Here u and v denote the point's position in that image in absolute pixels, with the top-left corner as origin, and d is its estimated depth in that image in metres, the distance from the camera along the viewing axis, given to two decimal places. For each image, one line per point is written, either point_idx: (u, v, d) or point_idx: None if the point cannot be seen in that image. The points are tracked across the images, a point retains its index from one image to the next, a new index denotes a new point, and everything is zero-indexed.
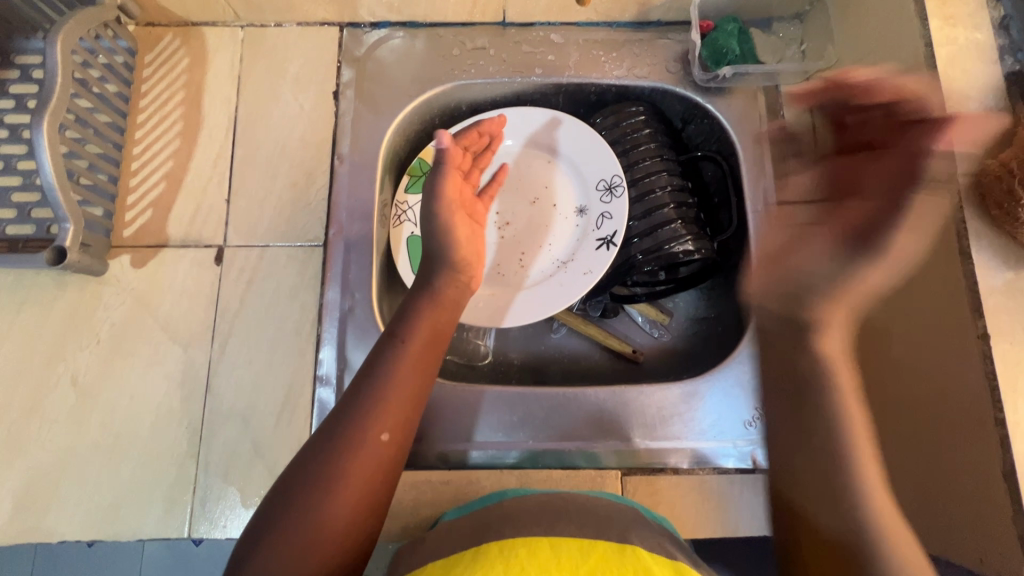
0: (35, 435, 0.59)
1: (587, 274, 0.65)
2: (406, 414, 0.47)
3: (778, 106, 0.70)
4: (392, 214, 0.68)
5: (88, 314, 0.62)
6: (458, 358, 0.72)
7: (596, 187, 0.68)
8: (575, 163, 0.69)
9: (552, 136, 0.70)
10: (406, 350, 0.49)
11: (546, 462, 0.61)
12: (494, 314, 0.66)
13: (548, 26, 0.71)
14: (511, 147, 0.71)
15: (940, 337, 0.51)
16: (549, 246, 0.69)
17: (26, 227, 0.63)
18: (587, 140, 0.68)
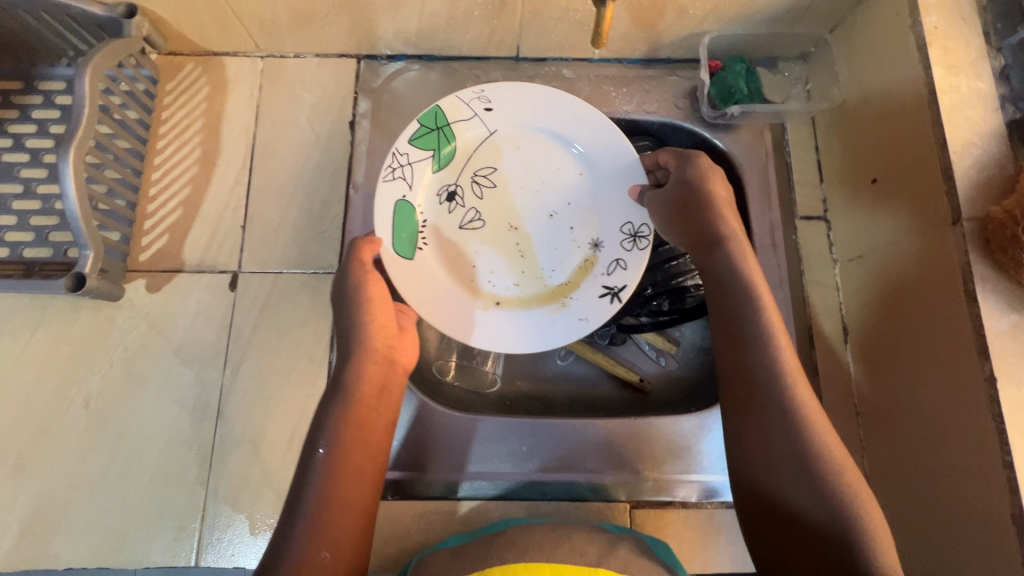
0: (45, 459, 0.59)
1: (584, 322, 0.58)
2: (356, 517, 0.46)
3: (784, 143, 0.71)
4: (384, 164, 0.59)
5: (102, 338, 0.62)
6: (466, 385, 0.73)
7: (618, 229, 0.61)
8: (606, 194, 0.62)
9: (586, 139, 0.61)
10: (344, 453, 0.48)
11: (554, 493, 0.62)
12: (462, 329, 0.58)
13: (560, 61, 0.73)
14: (546, 139, 0.62)
15: (959, 397, 0.50)
16: (550, 270, 0.61)
17: (43, 251, 0.64)
18: (629, 164, 0.61)
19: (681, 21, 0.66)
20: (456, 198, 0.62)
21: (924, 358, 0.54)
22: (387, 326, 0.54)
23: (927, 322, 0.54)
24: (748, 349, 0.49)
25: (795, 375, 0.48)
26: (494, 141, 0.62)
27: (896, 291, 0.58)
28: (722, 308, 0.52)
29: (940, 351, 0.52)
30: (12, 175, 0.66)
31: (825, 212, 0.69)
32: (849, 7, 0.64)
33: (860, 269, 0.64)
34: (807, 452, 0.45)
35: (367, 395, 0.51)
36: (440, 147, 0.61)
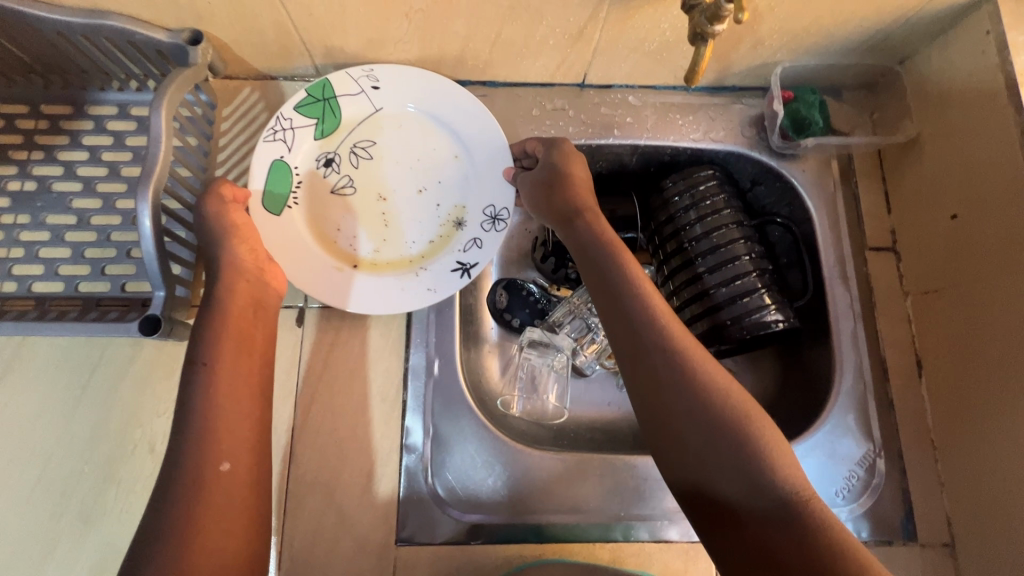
0: (110, 506, 0.56)
1: (431, 291, 0.61)
2: (250, 445, 0.48)
3: (851, 172, 0.71)
4: (265, 127, 0.62)
5: (165, 376, 0.60)
6: (530, 418, 0.72)
7: (481, 211, 0.65)
8: (490, 174, 0.65)
9: (477, 122, 0.65)
10: (217, 373, 0.49)
11: (638, 535, 0.59)
12: (346, 296, 0.60)
13: (625, 88, 0.72)
14: (422, 120, 0.66)
15: None
16: (410, 241, 0.64)
17: (100, 285, 0.62)
18: (498, 150, 0.65)
19: (756, 51, 0.65)
20: (332, 165, 0.65)
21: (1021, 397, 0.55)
22: (242, 288, 0.54)
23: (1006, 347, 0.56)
24: (624, 302, 0.51)
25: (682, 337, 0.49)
26: (372, 115, 0.65)
27: (980, 328, 0.58)
28: (593, 275, 0.54)
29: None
30: (65, 205, 0.64)
31: (894, 244, 0.69)
32: (924, 41, 0.64)
33: (937, 303, 0.64)
34: (700, 403, 0.46)
35: (240, 310, 0.53)
36: (324, 118, 0.64)
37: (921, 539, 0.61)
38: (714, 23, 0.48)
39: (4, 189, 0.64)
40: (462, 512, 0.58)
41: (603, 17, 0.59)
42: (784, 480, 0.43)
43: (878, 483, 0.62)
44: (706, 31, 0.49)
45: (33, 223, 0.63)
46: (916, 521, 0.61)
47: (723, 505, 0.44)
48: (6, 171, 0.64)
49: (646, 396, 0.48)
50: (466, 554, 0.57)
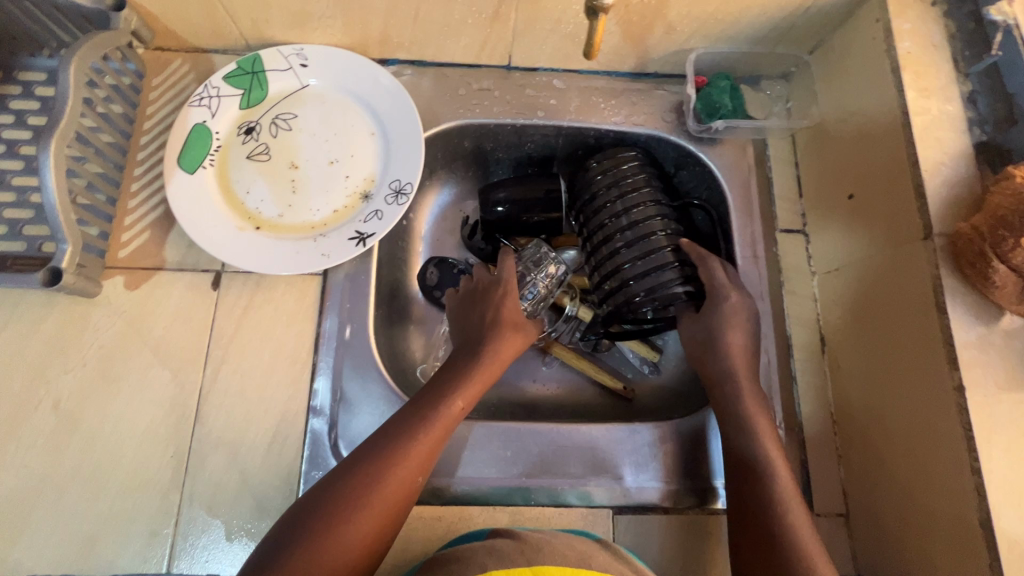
0: (10, 461, 0.57)
1: (324, 257, 0.62)
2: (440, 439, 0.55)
3: (765, 158, 0.74)
4: (195, 94, 0.66)
5: (75, 335, 0.60)
6: None
7: (387, 185, 0.66)
8: (399, 151, 0.67)
9: (392, 103, 0.68)
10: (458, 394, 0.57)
11: (538, 499, 0.60)
12: (243, 252, 0.62)
13: (551, 71, 0.74)
14: (345, 97, 0.69)
15: (927, 405, 0.53)
16: (315, 210, 0.65)
17: (15, 244, 0.62)
18: (411, 130, 0.67)
19: (669, 37, 0.68)
20: (253, 133, 0.67)
21: (901, 368, 0.56)
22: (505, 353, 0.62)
23: (889, 322, 0.58)
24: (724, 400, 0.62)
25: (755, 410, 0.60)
26: (296, 91, 0.69)
27: (871, 304, 0.61)
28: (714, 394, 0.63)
29: (913, 359, 0.55)
30: None
31: (804, 226, 0.71)
32: (828, 31, 0.67)
33: (838, 281, 0.66)
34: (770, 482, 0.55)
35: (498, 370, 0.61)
36: (250, 88, 0.67)
37: (815, 508, 0.62)
38: None
39: None
40: None
41: None
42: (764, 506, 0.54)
43: None
44: (596, 3, 0.52)
45: None
46: (811, 491, 0.63)
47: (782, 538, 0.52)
48: None
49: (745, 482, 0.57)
50: None
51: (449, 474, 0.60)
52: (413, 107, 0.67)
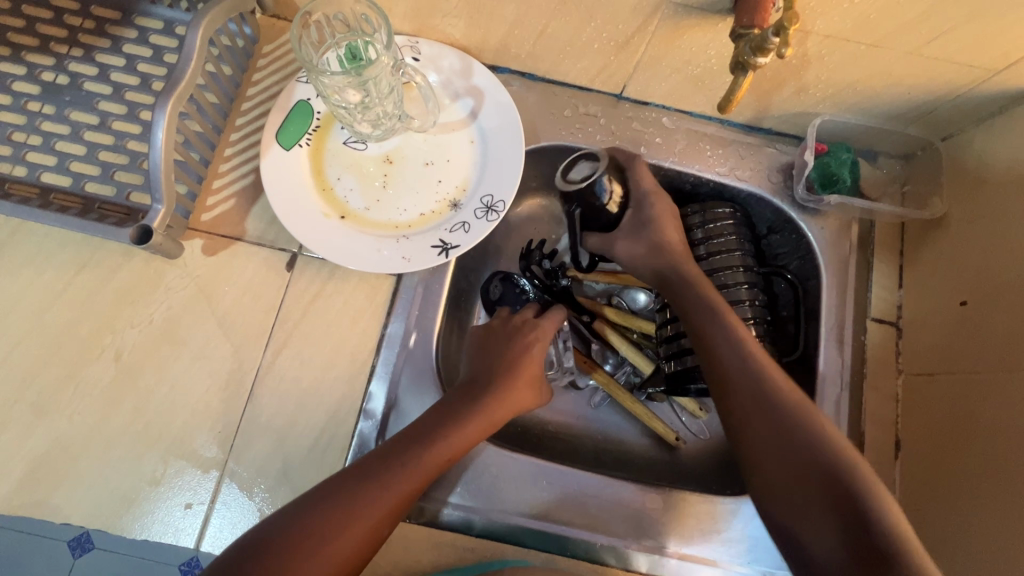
0: (66, 404, 0.57)
1: (405, 261, 0.60)
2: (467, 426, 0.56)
3: (869, 239, 0.69)
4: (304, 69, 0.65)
5: (147, 291, 0.60)
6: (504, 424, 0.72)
7: (477, 200, 0.64)
8: (495, 165, 0.65)
9: (496, 116, 0.66)
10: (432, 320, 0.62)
11: (574, 551, 0.58)
12: (325, 240, 0.61)
13: (662, 108, 0.71)
14: (450, 99, 0.67)
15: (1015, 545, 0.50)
16: (401, 209, 0.64)
17: (106, 189, 0.62)
18: (513, 147, 0.65)
19: (798, 98, 0.64)
20: None
21: (989, 499, 0.54)
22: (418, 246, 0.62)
23: (984, 445, 0.55)
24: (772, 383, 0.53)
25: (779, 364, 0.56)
26: (415, 86, 0.65)
27: (967, 423, 0.57)
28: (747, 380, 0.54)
29: (1008, 494, 0.52)
30: (90, 105, 0.64)
31: (898, 319, 0.67)
32: (971, 122, 0.63)
33: (929, 388, 0.62)
34: (813, 438, 0.50)
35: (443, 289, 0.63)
36: None
37: None
38: (758, 54, 0.47)
39: (37, 78, 0.65)
40: None
41: (651, 30, 0.58)
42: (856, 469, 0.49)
43: None
44: (748, 61, 0.48)
45: (56, 115, 0.64)
46: None
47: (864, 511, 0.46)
48: (42, 61, 0.65)
49: (771, 459, 0.51)
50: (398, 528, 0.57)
51: (489, 505, 0.58)
52: (520, 124, 0.65)
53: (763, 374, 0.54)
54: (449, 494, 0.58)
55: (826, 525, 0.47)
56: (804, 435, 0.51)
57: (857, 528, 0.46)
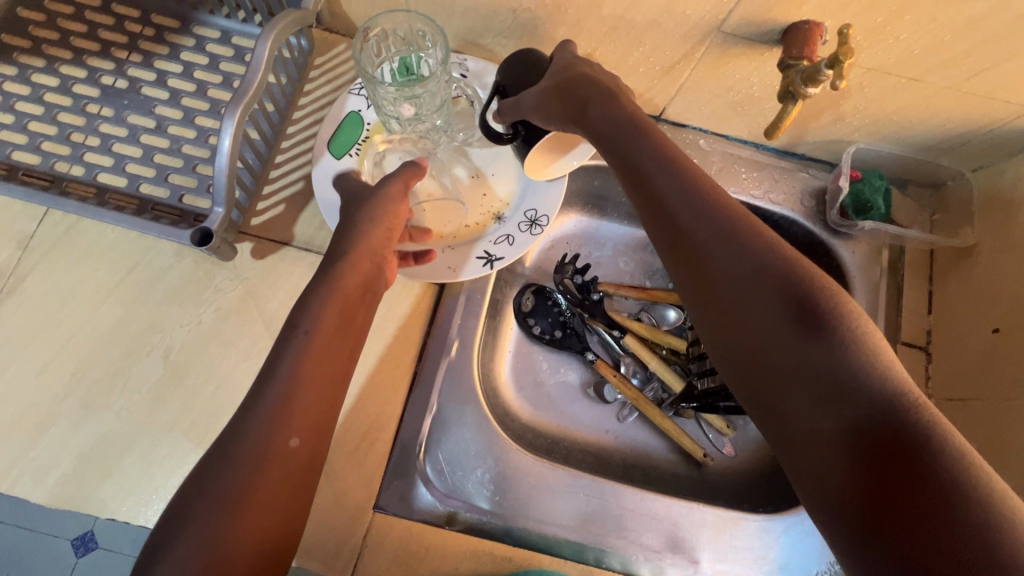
0: (114, 400, 0.58)
1: (449, 271, 0.62)
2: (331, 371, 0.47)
3: (898, 265, 0.71)
4: (357, 82, 0.67)
5: (197, 292, 0.62)
6: (534, 436, 0.74)
7: (520, 214, 0.65)
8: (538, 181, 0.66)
9: None
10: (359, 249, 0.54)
11: (609, 563, 0.59)
12: None
13: (698, 130, 0.73)
14: None
15: None
16: (447, 220, 0.66)
17: (160, 191, 0.64)
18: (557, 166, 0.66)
19: (835, 126, 0.66)
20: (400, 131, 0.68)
21: None
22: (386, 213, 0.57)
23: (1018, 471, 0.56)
24: (719, 261, 0.40)
25: (744, 230, 0.40)
26: (463, 100, 0.68)
27: (1000, 448, 0.58)
28: (741, 297, 0.38)
29: None
30: (148, 109, 0.66)
31: (927, 344, 0.69)
32: (1002, 154, 0.65)
33: (960, 413, 0.63)
34: (836, 363, 0.34)
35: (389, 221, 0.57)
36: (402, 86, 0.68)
37: None
38: (809, 84, 0.50)
39: (97, 82, 0.67)
40: (443, 494, 0.59)
41: (697, 57, 0.60)
42: (857, 385, 0.33)
43: None
44: (798, 90, 0.51)
45: (115, 118, 0.66)
46: None
47: (901, 471, 0.30)
48: (102, 65, 0.67)
49: (765, 391, 0.37)
50: (438, 535, 0.57)
51: (526, 515, 0.59)
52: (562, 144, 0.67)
53: (712, 248, 0.40)
54: (487, 502, 0.59)
55: (823, 474, 0.32)
56: (807, 356, 0.35)
57: (855, 426, 0.32)
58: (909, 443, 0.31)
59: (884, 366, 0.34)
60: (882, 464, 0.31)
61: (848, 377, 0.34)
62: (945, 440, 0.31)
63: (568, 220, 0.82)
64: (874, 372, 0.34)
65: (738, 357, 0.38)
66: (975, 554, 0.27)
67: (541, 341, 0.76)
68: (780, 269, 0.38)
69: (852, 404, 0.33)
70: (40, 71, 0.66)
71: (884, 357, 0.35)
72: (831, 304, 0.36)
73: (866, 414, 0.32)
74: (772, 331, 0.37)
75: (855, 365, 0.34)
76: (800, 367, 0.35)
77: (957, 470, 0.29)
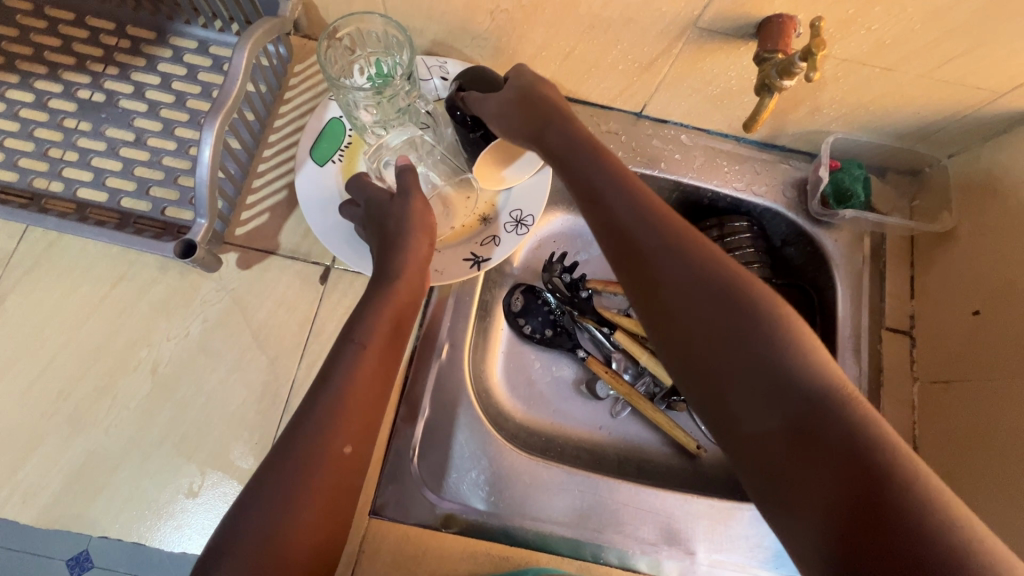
0: (102, 417, 0.57)
1: (438, 273, 0.62)
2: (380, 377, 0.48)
3: (881, 252, 0.72)
4: None
5: (183, 305, 0.61)
6: (528, 435, 0.74)
7: (506, 215, 0.66)
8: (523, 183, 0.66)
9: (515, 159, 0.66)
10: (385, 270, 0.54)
11: (607, 559, 0.60)
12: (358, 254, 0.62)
13: (679, 126, 0.74)
14: None
15: None
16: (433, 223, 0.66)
17: (141, 204, 0.63)
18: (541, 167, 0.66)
19: (812, 117, 0.67)
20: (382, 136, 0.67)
21: (1008, 501, 0.55)
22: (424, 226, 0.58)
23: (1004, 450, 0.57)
24: (668, 272, 0.41)
25: (688, 239, 0.42)
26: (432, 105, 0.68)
27: (985, 428, 0.59)
28: (691, 307, 0.40)
29: None
30: (126, 122, 0.66)
31: (911, 329, 0.70)
32: (976, 140, 0.66)
33: (944, 394, 0.64)
34: (779, 367, 0.37)
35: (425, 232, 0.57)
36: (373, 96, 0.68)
37: None
38: (784, 77, 0.50)
39: (73, 96, 0.66)
40: (439, 497, 0.59)
41: (675, 53, 0.60)
42: (799, 387, 0.36)
43: None
44: (774, 83, 0.51)
45: (93, 132, 0.65)
46: None
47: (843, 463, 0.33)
48: (78, 79, 0.67)
49: (717, 398, 0.38)
50: (435, 539, 0.57)
51: (522, 513, 0.59)
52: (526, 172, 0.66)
53: (662, 259, 0.42)
54: (482, 502, 0.59)
55: (778, 473, 0.35)
56: (754, 363, 0.37)
57: (800, 425, 0.35)
58: (848, 439, 0.33)
59: (816, 367, 0.37)
60: (828, 459, 0.33)
61: (791, 381, 0.36)
62: (876, 433, 0.34)
63: (555, 218, 0.82)
64: (813, 373, 0.36)
65: (691, 369, 0.40)
66: (913, 539, 0.30)
67: (532, 340, 0.76)
68: (726, 278, 0.40)
69: (795, 406, 0.35)
70: (15, 87, 0.66)
71: (817, 358, 0.37)
72: (771, 309, 0.39)
73: (810, 414, 0.35)
74: (719, 339, 0.39)
75: (795, 366, 0.36)
76: (749, 373, 0.37)
77: (892, 462, 0.32)
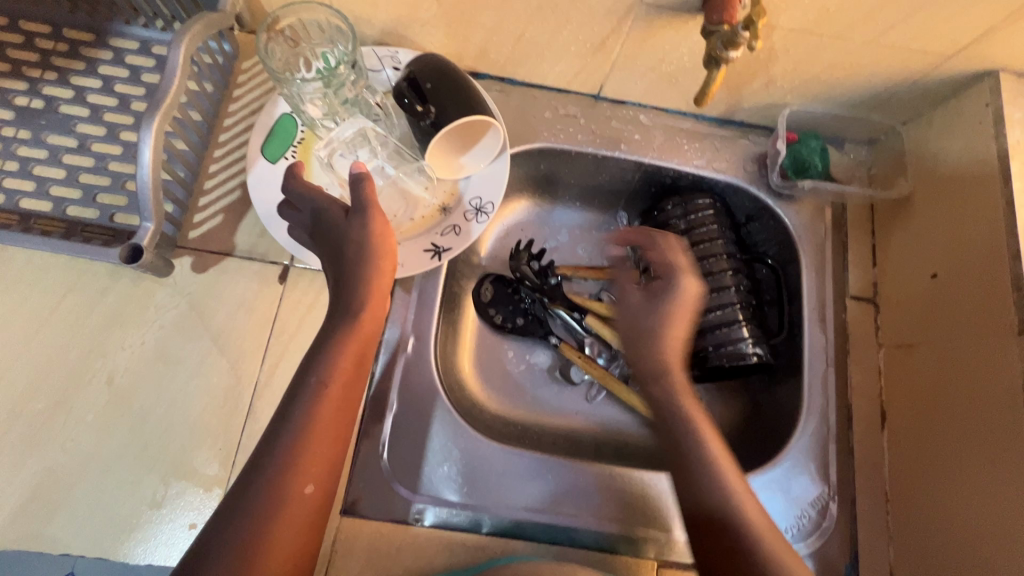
0: (57, 433, 0.55)
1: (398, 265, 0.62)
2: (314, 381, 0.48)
3: (842, 222, 0.73)
4: None
5: (137, 313, 0.59)
6: (504, 425, 0.73)
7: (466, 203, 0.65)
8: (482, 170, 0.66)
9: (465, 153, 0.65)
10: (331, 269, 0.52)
11: (583, 542, 0.60)
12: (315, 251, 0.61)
13: (638, 106, 0.74)
14: None
15: (1009, 497, 0.52)
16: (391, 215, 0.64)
17: (88, 212, 0.61)
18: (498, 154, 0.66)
19: (767, 90, 0.67)
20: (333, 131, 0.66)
21: (973, 458, 0.56)
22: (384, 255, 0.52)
23: (966, 408, 0.58)
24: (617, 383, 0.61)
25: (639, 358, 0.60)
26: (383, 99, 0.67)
27: (948, 388, 0.60)
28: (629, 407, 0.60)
29: (996, 447, 0.54)
30: (68, 128, 0.63)
31: (875, 296, 0.70)
32: (927, 106, 0.67)
33: (908, 358, 0.65)
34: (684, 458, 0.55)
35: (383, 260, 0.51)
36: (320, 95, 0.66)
37: None
38: (730, 48, 0.50)
39: (11, 104, 0.64)
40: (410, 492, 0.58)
41: (625, 32, 0.60)
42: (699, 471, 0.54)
43: (827, 527, 0.61)
44: (720, 54, 0.51)
45: (33, 140, 0.63)
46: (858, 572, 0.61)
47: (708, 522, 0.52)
48: (15, 86, 0.64)
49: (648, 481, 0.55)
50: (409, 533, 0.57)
51: (496, 503, 0.58)
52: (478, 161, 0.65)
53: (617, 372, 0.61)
54: (455, 494, 0.58)
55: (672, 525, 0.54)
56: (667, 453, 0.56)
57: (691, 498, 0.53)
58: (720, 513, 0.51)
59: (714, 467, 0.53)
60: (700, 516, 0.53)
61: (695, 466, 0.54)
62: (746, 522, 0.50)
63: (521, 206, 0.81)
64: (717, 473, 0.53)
65: None
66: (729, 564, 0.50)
67: (503, 330, 0.76)
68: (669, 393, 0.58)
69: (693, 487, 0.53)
70: None
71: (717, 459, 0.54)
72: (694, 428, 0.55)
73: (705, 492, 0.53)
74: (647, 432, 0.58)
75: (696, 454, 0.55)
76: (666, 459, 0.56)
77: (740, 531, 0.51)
